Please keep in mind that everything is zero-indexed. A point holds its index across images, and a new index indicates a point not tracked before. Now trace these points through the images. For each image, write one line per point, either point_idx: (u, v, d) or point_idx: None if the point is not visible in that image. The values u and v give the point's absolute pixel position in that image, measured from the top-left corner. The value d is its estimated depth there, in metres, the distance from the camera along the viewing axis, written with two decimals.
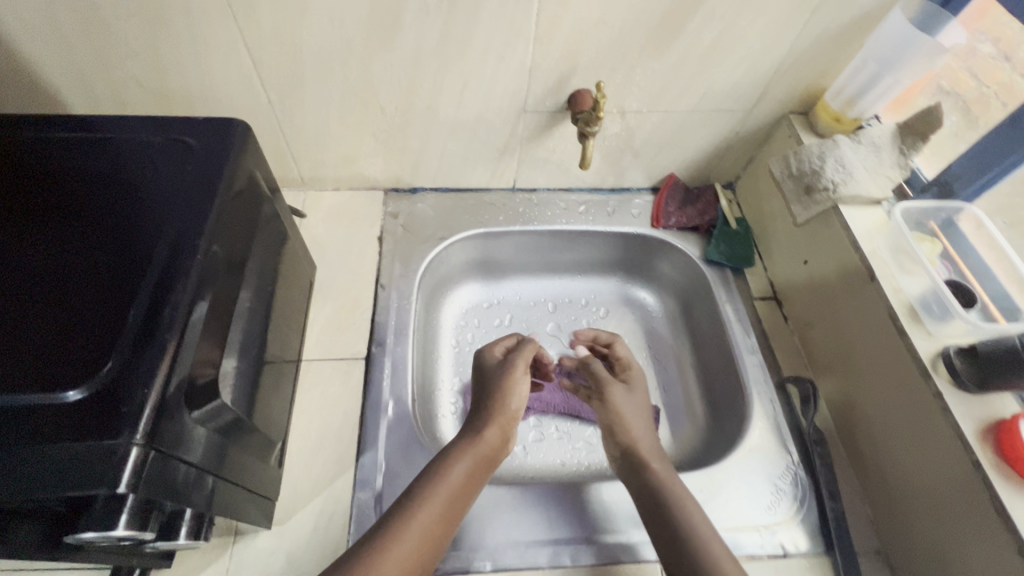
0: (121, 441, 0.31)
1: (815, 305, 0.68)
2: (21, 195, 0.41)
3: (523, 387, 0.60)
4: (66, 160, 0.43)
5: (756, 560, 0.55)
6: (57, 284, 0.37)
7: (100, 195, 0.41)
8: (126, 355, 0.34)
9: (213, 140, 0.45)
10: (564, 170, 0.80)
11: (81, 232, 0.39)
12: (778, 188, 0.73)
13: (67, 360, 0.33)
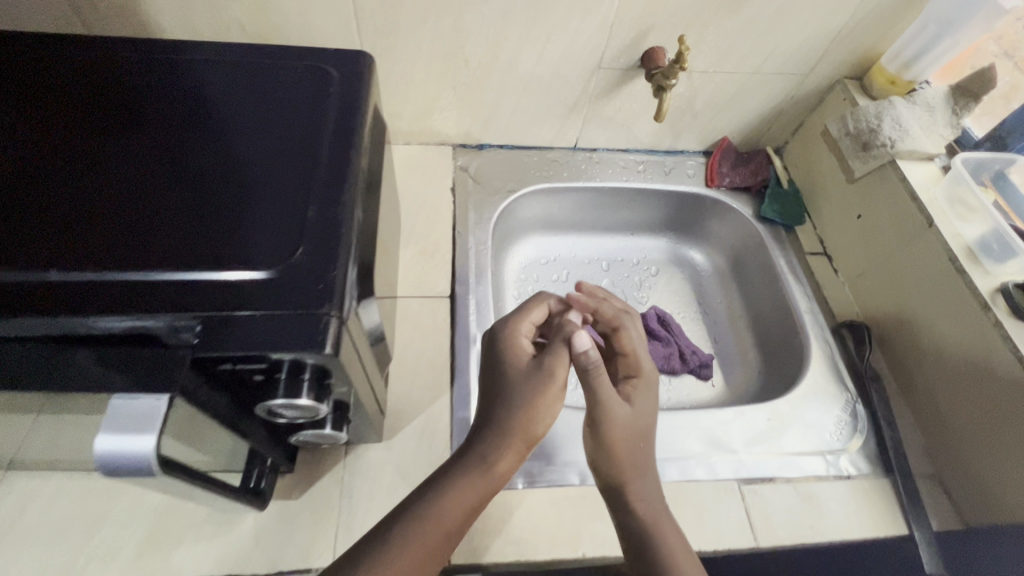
0: (324, 310, 0.35)
1: (868, 255, 0.72)
2: (175, 109, 0.43)
3: (552, 407, 0.48)
4: (214, 80, 0.46)
5: (822, 480, 0.60)
6: (215, 195, 0.39)
7: (254, 111, 0.44)
8: (311, 244, 0.37)
9: (350, 67, 0.48)
10: (625, 130, 0.83)
11: (242, 142, 0.42)
12: (832, 147, 0.77)
13: (258, 247, 0.37)
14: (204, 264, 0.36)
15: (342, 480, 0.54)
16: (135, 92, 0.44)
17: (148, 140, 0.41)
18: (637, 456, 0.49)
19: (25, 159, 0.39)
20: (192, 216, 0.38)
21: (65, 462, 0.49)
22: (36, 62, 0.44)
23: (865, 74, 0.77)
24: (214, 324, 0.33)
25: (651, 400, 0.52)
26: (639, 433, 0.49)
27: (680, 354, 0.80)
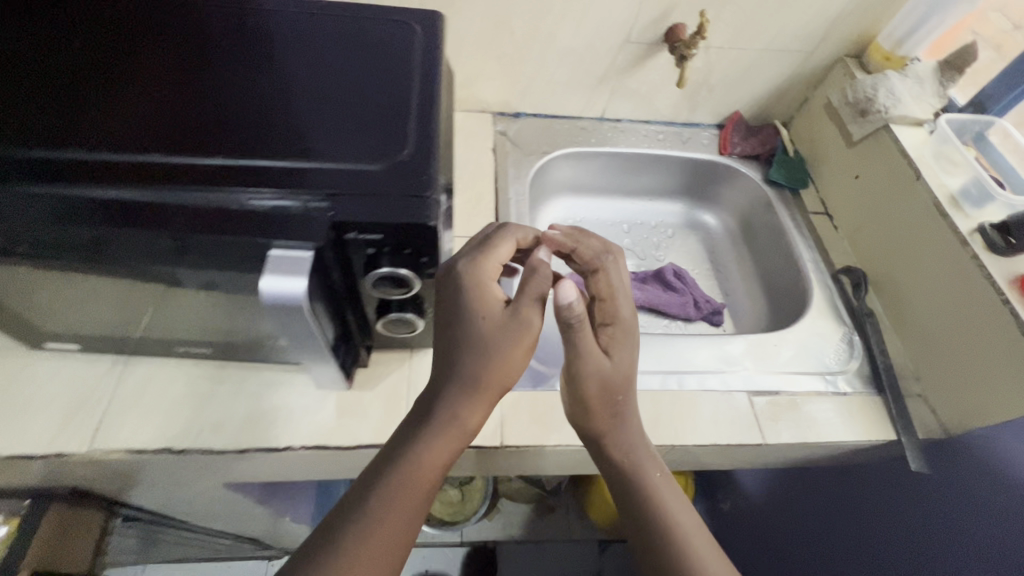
0: (426, 193, 0.44)
1: (864, 211, 0.81)
2: (282, 47, 0.52)
3: (520, 354, 0.46)
4: (311, 25, 0.55)
5: (821, 395, 0.68)
6: (326, 112, 0.48)
7: (349, 51, 0.53)
8: (409, 147, 0.47)
9: (426, 18, 0.57)
10: (647, 102, 0.93)
11: (343, 74, 0.51)
12: (834, 117, 0.86)
13: (369, 149, 0.46)
14: (326, 158, 0.45)
15: (408, 376, 0.63)
16: (243, 29, 0.53)
17: (259, 71, 0.50)
18: (612, 401, 0.51)
19: (167, 79, 0.48)
20: (309, 125, 0.47)
21: (181, 347, 0.58)
22: (155, 3, 0.53)
23: (864, 52, 0.86)
24: (342, 201, 0.43)
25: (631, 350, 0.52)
26: (619, 383, 0.50)
27: (694, 302, 0.90)
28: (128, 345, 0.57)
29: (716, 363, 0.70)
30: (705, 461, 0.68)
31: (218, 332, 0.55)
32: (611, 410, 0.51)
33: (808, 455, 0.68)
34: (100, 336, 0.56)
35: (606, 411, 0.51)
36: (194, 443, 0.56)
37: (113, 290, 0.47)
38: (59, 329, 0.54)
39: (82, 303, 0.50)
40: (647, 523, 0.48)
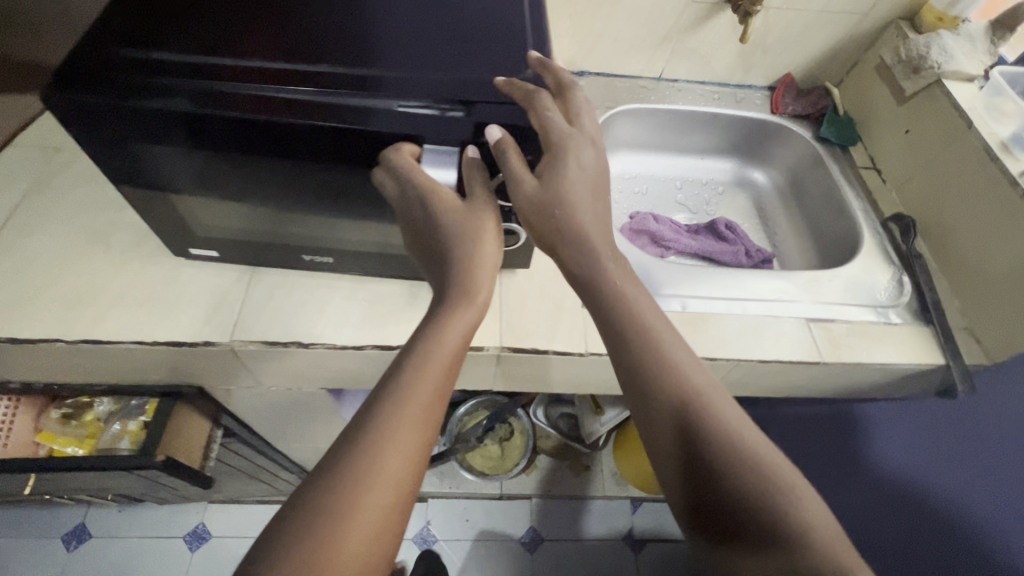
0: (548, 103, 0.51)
1: (914, 163, 0.86)
2: None
3: (491, 232, 0.50)
4: None
5: (873, 323, 0.74)
6: (451, 39, 0.56)
7: None
8: (527, 70, 0.54)
9: None
10: (704, 63, 0.98)
11: (462, 11, 0.59)
12: (886, 76, 0.91)
13: (493, 68, 0.54)
14: (457, 72, 0.52)
15: (499, 293, 0.70)
16: None
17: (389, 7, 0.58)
18: (554, 230, 0.50)
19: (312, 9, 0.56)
20: (437, 47, 0.55)
21: (309, 254, 0.65)
22: None
23: (917, 14, 0.90)
24: (476, 108, 0.51)
25: (577, 173, 0.51)
26: (553, 202, 0.49)
27: (746, 251, 0.96)
28: (251, 252, 0.65)
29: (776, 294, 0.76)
30: (763, 382, 0.74)
31: (341, 241, 0.63)
32: (552, 234, 0.50)
33: (860, 377, 0.74)
34: (234, 241, 0.63)
35: (547, 228, 0.50)
36: (320, 339, 0.63)
37: (271, 199, 0.56)
38: (203, 232, 0.62)
39: (231, 204, 0.58)
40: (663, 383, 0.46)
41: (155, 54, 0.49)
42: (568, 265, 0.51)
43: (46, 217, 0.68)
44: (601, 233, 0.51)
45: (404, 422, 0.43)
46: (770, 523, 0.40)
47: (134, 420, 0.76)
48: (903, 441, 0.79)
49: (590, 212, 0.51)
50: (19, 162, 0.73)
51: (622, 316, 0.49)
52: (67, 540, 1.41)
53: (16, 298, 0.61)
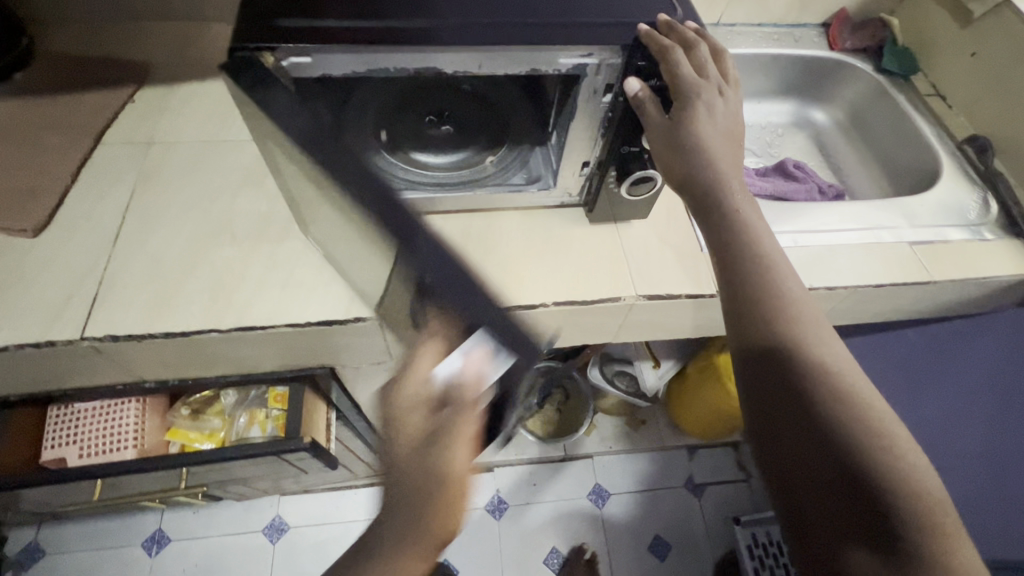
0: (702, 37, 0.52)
1: (983, 85, 0.89)
2: None
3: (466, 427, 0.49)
4: None
5: (970, 241, 0.78)
6: None
7: None
8: (669, 2, 0.54)
9: None
10: (763, 5, 0.98)
11: None
12: (949, 0, 0.92)
13: (637, 3, 0.53)
14: (608, 13, 0.51)
15: (621, 243, 0.72)
16: None
17: None
18: (687, 164, 0.54)
19: None
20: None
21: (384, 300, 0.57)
22: None
23: None
24: (639, 46, 0.50)
25: (717, 117, 0.54)
26: (689, 140, 0.53)
27: (819, 189, 0.96)
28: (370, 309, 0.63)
29: (877, 222, 0.79)
30: (869, 305, 0.78)
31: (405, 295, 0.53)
32: (684, 166, 0.54)
33: (962, 292, 0.78)
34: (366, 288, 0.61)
35: (680, 159, 0.54)
36: None
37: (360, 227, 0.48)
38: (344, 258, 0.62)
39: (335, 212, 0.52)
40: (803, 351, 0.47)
41: (323, 20, 0.47)
42: (704, 204, 0.54)
43: (161, 213, 0.67)
44: (741, 196, 0.55)
45: (409, 544, 0.51)
46: (895, 494, 0.41)
47: (263, 409, 0.78)
48: (977, 363, 0.89)
49: (726, 151, 0.55)
50: (117, 161, 0.71)
51: (764, 275, 0.51)
52: (148, 545, 1.30)
53: (158, 295, 0.61)
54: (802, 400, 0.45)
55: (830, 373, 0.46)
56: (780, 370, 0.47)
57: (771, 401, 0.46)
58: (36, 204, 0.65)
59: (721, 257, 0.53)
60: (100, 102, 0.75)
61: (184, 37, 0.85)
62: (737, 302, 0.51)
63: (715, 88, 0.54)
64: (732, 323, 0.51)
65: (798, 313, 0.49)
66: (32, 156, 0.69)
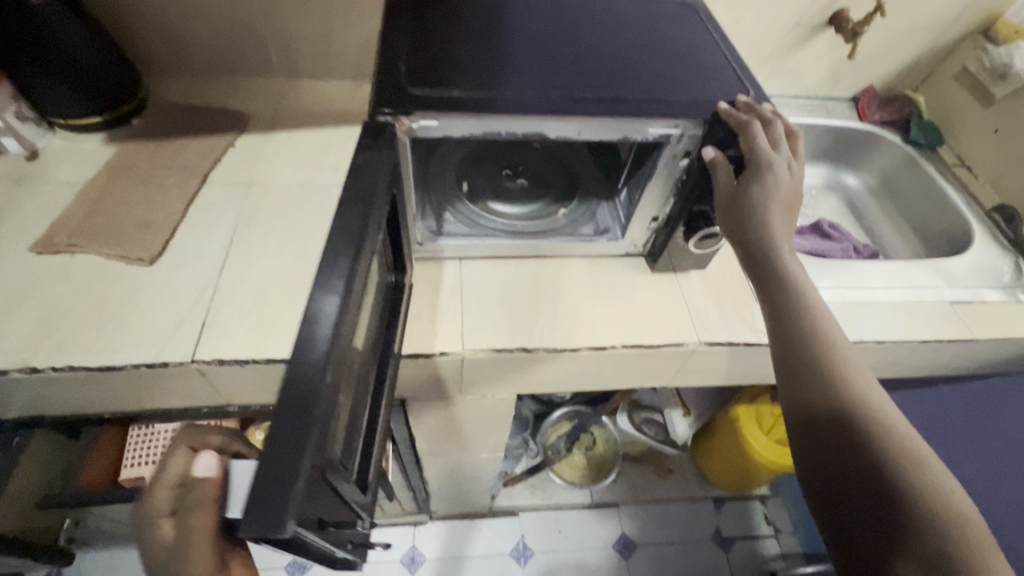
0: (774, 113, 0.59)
1: (1008, 159, 0.96)
2: (603, 27, 0.67)
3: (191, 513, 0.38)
4: (613, 10, 0.70)
5: (1007, 301, 0.83)
6: (667, 66, 0.62)
7: (653, 25, 0.68)
8: (740, 85, 0.62)
9: (690, 2, 0.73)
10: (798, 79, 1.07)
11: (659, 41, 0.66)
12: (971, 81, 1.01)
13: (713, 86, 0.61)
14: (689, 93, 0.59)
15: (680, 293, 0.77)
16: (561, 17, 0.67)
17: (597, 41, 0.64)
18: (743, 226, 0.56)
19: (537, 48, 0.62)
20: (665, 72, 0.61)
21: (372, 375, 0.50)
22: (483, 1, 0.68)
23: (991, 28, 1.01)
24: (718, 121, 0.57)
25: (779, 183, 0.55)
26: (750, 206, 0.56)
27: (855, 248, 1.02)
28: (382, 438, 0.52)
29: (918, 280, 0.84)
30: (914, 360, 0.82)
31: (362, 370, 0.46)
32: (741, 230, 0.57)
33: (1003, 350, 0.82)
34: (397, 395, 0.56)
35: (741, 222, 0.57)
36: (541, 343, 0.69)
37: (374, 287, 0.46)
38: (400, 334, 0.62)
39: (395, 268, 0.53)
40: (852, 395, 0.48)
41: (451, 91, 0.55)
42: (760, 265, 0.56)
43: (261, 248, 0.73)
44: (795, 260, 0.56)
45: None
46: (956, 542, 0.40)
47: None
48: (1015, 422, 0.92)
49: (786, 215, 0.56)
50: (220, 199, 0.78)
51: (813, 322, 0.53)
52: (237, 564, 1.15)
53: (260, 324, 0.66)
54: (867, 468, 0.45)
55: (899, 439, 0.45)
56: (841, 436, 0.47)
57: (834, 467, 0.46)
58: (153, 236, 0.71)
59: (777, 318, 0.54)
60: (206, 146, 0.83)
61: (278, 92, 0.95)
62: (794, 363, 0.52)
63: (782, 158, 0.56)
64: (789, 385, 0.52)
65: (859, 379, 0.50)
66: (149, 193, 0.76)
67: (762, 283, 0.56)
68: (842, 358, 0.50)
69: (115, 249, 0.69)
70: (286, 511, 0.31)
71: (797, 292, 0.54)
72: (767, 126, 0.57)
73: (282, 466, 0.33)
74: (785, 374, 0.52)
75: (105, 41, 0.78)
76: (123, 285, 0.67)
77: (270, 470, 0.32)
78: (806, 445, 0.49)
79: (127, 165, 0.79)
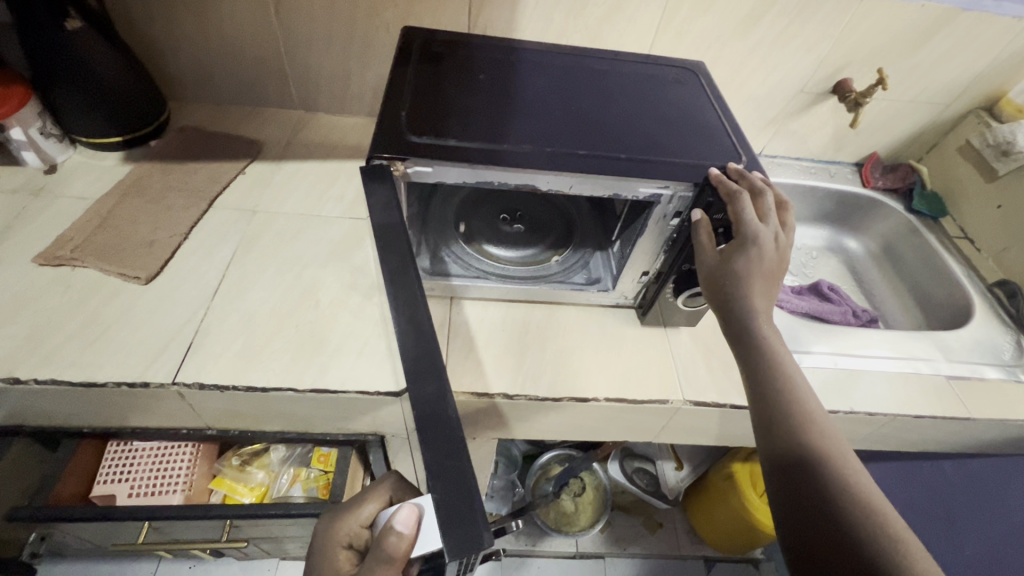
0: (763, 180, 0.59)
1: (1010, 234, 0.96)
2: (603, 85, 0.69)
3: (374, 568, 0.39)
4: (614, 69, 0.72)
5: (1006, 379, 0.81)
6: (660, 128, 0.64)
7: (651, 86, 0.71)
8: (732, 151, 0.63)
9: (690, 67, 0.76)
10: (802, 142, 1.09)
11: (655, 103, 0.68)
12: (974, 156, 1.02)
13: (704, 151, 0.62)
14: (679, 156, 0.60)
15: (668, 348, 0.76)
16: (563, 74, 0.70)
17: (594, 100, 0.67)
18: (725, 292, 0.56)
19: (536, 103, 0.64)
20: (660, 135, 0.63)
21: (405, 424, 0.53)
22: (491, 55, 0.71)
23: (994, 105, 1.02)
24: (706, 186, 0.58)
25: (762, 254, 0.55)
26: (733, 276, 0.56)
27: (854, 312, 1.00)
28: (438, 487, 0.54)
29: (916, 352, 0.83)
30: (909, 434, 0.80)
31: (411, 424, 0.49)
32: (723, 299, 0.57)
33: (1003, 431, 0.79)
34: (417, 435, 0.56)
35: (724, 290, 0.57)
36: (523, 390, 0.69)
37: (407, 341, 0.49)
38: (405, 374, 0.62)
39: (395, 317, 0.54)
40: (832, 473, 0.47)
41: (448, 141, 0.57)
42: (741, 335, 0.55)
43: (256, 274, 0.74)
44: (775, 330, 0.56)
45: None
46: None
47: (313, 469, 0.81)
48: (1020, 506, 0.88)
49: (768, 285, 0.56)
50: (224, 223, 0.80)
51: (794, 395, 0.52)
52: None
53: (245, 350, 0.66)
54: (848, 559, 0.42)
55: (883, 524, 0.43)
56: (821, 521, 0.45)
57: (813, 556, 0.44)
58: (153, 255, 0.73)
59: (755, 392, 0.53)
60: (217, 171, 0.86)
61: (294, 124, 0.99)
62: (772, 440, 0.51)
63: (768, 228, 0.57)
64: (769, 462, 0.51)
65: (841, 460, 0.48)
66: (155, 213, 0.78)
67: (742, 351, 0.55)
68: (822, 434, 0.49)
69: (115, 266, 0.71)
70: (479, 528, 0.34)
71: (779, 363, 0.54)
72: (756, 195, 0.58)
73: (456, 486, 0.35)
74: (765, 446, 0.51)
75: (133, 69, 0.82)
76: (116, 302, 0.69)
77: (453, 492, 0.35)
78: (787, 529, 0.47)
79: (139, 185, 0.82)
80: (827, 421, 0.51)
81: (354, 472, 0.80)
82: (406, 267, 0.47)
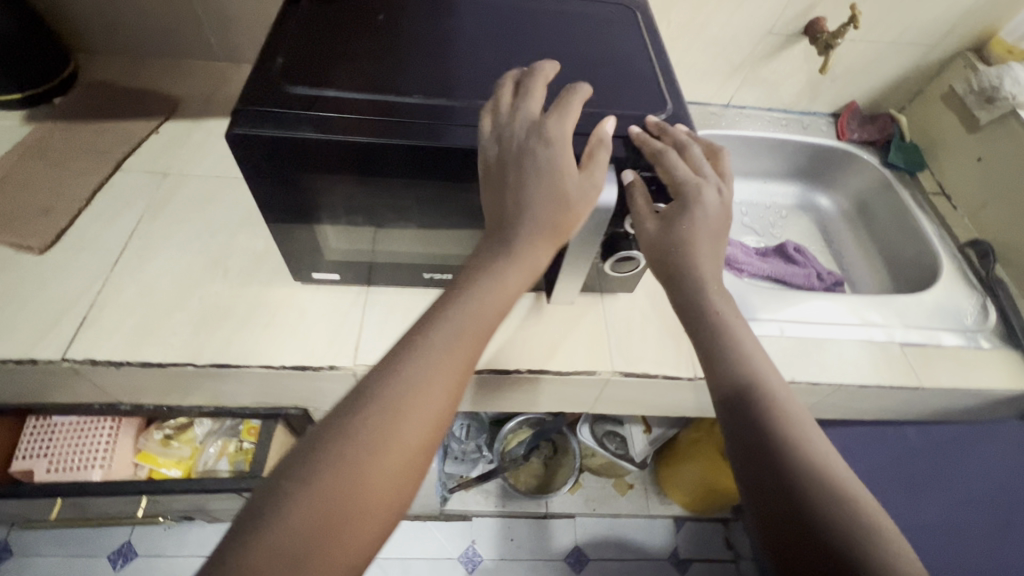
0: (683, 130, 0.54)
1: (987, 190, 0.90)
2: (523, 26, 0.62)
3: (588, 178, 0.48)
4: (538, 6, 0.65)
5: (967, 347, 0.76)
6: (578, 73, 0.58)
7: (577, 25, 0.63)
8: (655, 99, 0.57)
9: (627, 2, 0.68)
10: (773, 91, 1.00)
11: (578, 45, 0.61)
12: (959, 103, 0.93)
13: (624, 101, 0.56)
14: (591, 106, 0.54)
15: (603, 316, 0.72)
16: (479, 11, 0.63)
17: (509, 42, 0.60)
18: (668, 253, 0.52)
19: (441, 46, 0.58)
20: (577, 82, 0.56)
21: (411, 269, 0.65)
22: None
23: (984, 46, 0.93)
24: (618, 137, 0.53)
25: (705, 213, 0.51)
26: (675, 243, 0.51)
27: (818, 274, 0.94)
28: None
29: (873, 317, 0.78)
30: (859, 403, 0.76)
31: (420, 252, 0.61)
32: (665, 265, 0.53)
33: (962, 400, 0.76)
34: (428, 256, 0.63)
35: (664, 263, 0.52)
36: None
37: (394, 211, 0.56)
38: (386, 258, 0.64)
39: (361, 226, 0.58)
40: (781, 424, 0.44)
41: (329, 92, 0.51)
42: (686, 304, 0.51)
43: (160, 244, 0.70)
44: (724, 299, 0.51)
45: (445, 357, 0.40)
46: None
47: (243, 441, 0.80)
48: (979, 472, 0.86)
49: (713, 252, 0.52)
50: (132, 188, 0.75)
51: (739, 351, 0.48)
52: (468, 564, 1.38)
53: (144, 323, 0.63)
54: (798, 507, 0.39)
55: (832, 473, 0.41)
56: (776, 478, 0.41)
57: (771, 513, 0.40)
58: (49, 222, 0.68)
59: (707, 347, 0.49)
60: (127, 130, 0.80)
61: (215, 78, 0.91)
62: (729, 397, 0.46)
63: (712, 186, 0.53)
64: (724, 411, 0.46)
65: (794, 415, 0.44)
66: (52, 176, 0.73)
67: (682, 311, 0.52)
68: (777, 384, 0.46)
69: (4, 235, 0.66)
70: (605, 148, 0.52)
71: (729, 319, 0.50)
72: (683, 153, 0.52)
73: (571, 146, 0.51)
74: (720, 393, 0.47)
75: (28, 16, 0.75)
76: (7, 274, 0.65)
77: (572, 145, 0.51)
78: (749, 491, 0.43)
79: (40, 146, 0.76)
80: (790, 392, 0.46)
81: (283, 443, 0.78)
82: (389, 126, 0.49)
